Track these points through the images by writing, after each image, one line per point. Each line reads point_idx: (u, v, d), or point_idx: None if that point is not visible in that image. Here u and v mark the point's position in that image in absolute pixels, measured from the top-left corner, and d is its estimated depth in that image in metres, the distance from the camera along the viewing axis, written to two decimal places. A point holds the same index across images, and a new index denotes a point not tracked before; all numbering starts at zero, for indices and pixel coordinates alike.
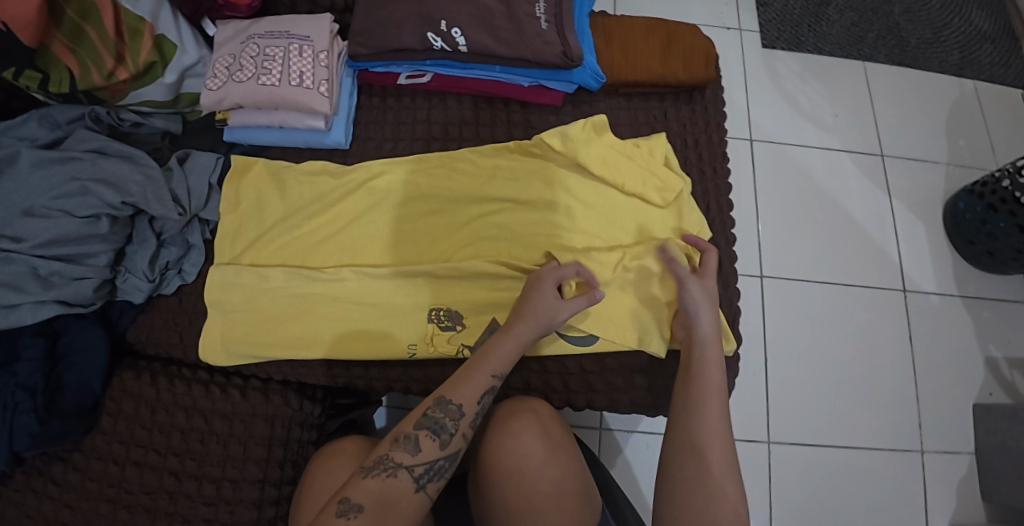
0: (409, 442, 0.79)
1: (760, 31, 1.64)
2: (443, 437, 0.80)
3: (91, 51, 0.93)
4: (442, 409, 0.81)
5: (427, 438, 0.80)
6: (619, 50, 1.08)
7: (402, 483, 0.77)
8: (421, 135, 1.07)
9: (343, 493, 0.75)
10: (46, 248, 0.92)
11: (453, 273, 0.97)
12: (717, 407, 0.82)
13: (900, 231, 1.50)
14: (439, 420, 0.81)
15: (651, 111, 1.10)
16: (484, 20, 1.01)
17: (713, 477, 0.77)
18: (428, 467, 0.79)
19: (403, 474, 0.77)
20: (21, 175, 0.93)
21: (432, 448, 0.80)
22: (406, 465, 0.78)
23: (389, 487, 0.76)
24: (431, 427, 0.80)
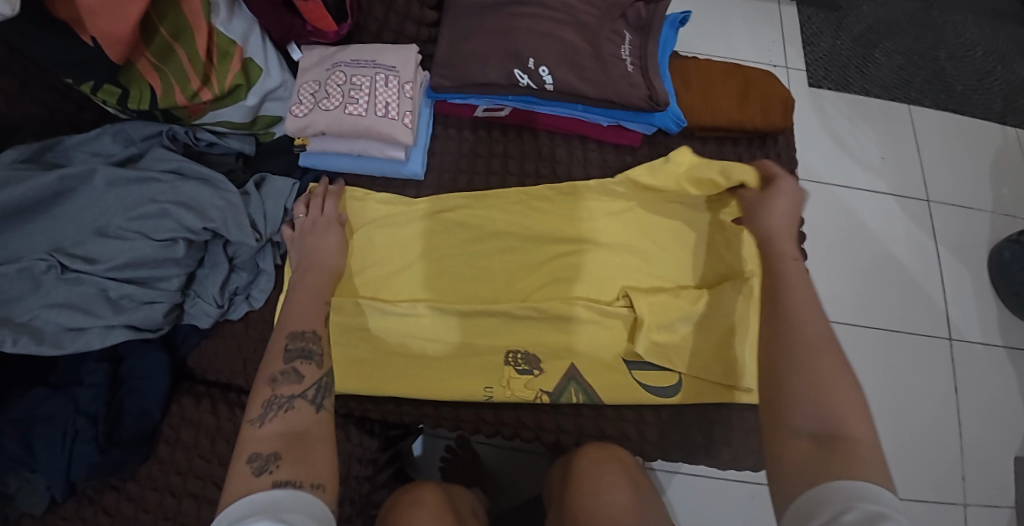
0: (290, 374, 0.75)
1: (807, 70, 1.66)
2: (316, 357, 0.78)
3: (178, 69, 0.90)
4: (298, 339, 0.79)
5: (303, 364, 0.77)
6: (699, 93, 1.07)
7: (304, 410, 0.74)
8: (497, 170, 1.05)
9: (249, 452, 0.68)
10: (119, 271, 0.89)
11: (531, 314, 0.95)
12: (810, 313, 0.75)
13: (944, 278, 1.50)
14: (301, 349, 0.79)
15: (725, 155, 1.08)
16: (570, 59, 1.01)
17: (820, 375, 0.70)
18: (318, 387, 0.76)
19: (300, 403, 0.74)
20: (95, 194, 0.90)
21: (313, 369, 0.77)
22: (298, 396, 0.75)
23: (294, 418, 0.72)
24: (300, 356, 0.78)
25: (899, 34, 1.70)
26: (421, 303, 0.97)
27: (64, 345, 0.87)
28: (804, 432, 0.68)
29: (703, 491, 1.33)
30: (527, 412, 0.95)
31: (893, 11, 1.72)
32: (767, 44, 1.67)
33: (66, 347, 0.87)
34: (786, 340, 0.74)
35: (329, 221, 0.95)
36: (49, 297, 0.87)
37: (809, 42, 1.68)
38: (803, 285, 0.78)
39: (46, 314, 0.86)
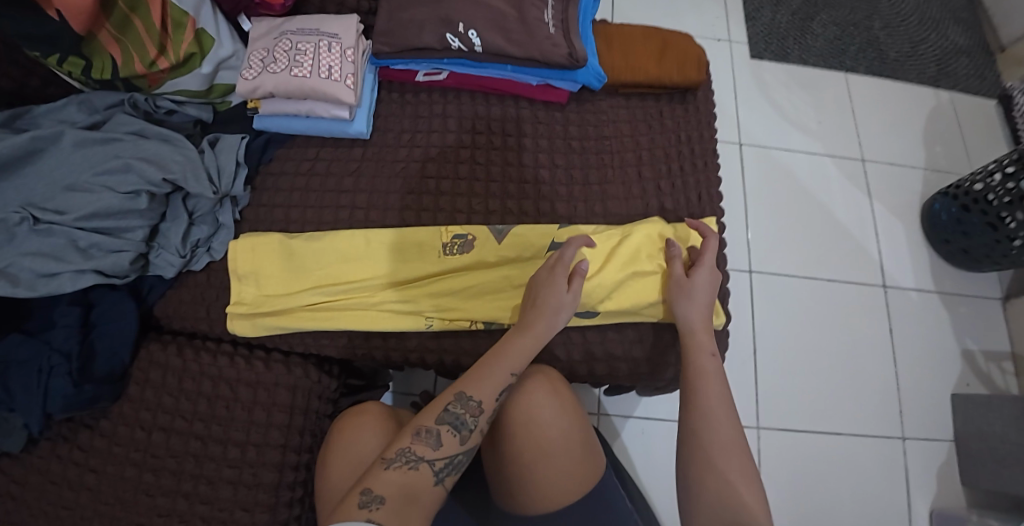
0: (430, 437, 0.85)
1: (748, 43, 1.73)
2: (464, 432, 0.86)
3: (136, 40, 1.01)
4: (463, 405, 0.87)
5: (449, 433, 0.85)
6: (620, 54, 1.16)
7: (422, 474, 0.82)
8: (436, 127, 1.13)
9: (365, 485, 0.79)
10: (86, 220, 0.98)
11: (462, 252, 1.05)
12: (724, 412, 0.89)
13: (880, 232, 1.59)
14: (460, 416, 0.87)
15: (647, 108, 1.16)
16: (498, 23, 1.10)
17: (727, 469, 0.84)
18: (449, 461, 0.84)
19: (425, 466, 0.83)
20: (64, 153, 0.99)
21: (453, 442, 0.85)
22: (427, 458, 0.83)
23: (412, 479, 0.81)
24: (452, 423, 0.86)
25: (835, 7, 1.78)
26: (365, 243, 1.05)
27: (37, 288, 0.96)
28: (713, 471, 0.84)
29: (653, 433, 1.41)
30: (466, 340, 1.04)
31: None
32: (709, 21, 1.75)
33: (40, 290, 0.96)
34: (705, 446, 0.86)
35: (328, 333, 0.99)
36: (23, 247, 0.96)
37: (749, 18, 1.76)
38: (719, 385, 0.91)
39: (20, 261, 0.95)
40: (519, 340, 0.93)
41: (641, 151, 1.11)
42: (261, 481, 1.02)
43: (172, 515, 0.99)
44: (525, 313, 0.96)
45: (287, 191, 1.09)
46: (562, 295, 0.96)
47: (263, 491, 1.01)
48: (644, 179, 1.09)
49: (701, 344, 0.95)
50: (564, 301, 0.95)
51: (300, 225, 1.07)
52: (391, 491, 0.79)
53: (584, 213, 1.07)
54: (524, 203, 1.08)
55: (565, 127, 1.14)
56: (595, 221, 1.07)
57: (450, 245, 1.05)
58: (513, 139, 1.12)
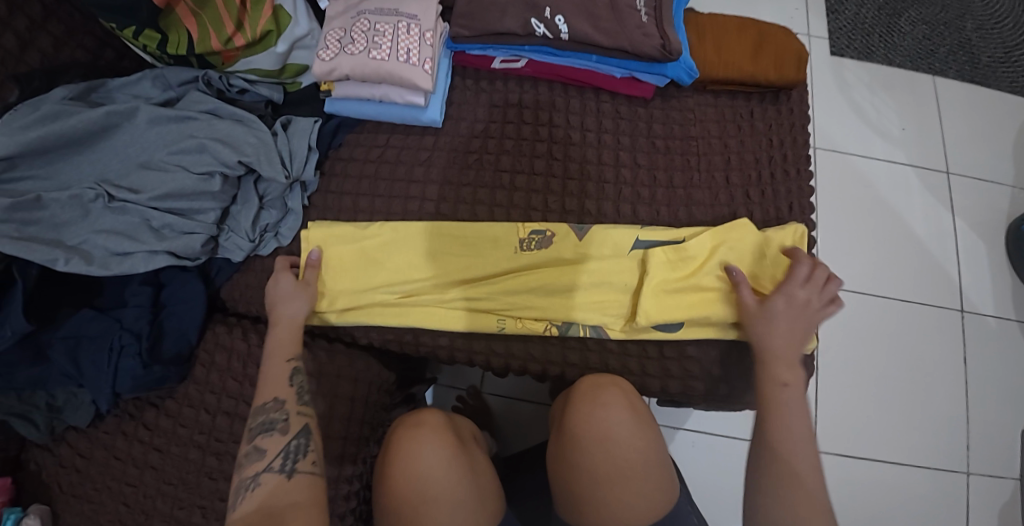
0: (252, 454, 0.88)
1: (830, 39, 1.65)
2: (278, 425, 0.90)
3: (213, 15, 0.99)
4: (263, 412, 0.91)
5: (264, 438, 0.89)
6: (712, 47, 1.09)
7: (271, 482, 0.85)
8: (512, 118, 1.09)
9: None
10: (160, 200, 0.96)
11: (536, 254, 1.01)
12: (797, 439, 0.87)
13: (960, 251, 1.51)
14: (269, 419, 0.91)
15: (736, 109, 1.10)
16: (586, 10, 1.04)
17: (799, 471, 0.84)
18: (284, 455, 0.88)
19: (267, 475, 0.86)
20: (139, 130, 0.97)
21: (275, 440, 0.89)
22: (263, 470, 0.86)
23: (263, 493, 0.84)
24: (263, 430, 0.90)
25: (926, 2, 1.67)
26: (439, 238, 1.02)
27: (110, 267, 0.94)
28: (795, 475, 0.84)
29: (704, 446, 1.37)
30: (535, 344, 1.01)
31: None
32: (789, 11, 1.67)
33: (113, 269, 0.94)
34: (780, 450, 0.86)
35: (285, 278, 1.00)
36: (97, 224, 0.95)
37: (832, 10, 1.67)
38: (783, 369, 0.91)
39: (94, 238, 0.94)
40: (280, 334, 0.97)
41: (728, 156, 1.06)
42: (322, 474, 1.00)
43: None
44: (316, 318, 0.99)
45: (356, 179, 1.06)
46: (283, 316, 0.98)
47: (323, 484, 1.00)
48: (731, 186, 1.04)
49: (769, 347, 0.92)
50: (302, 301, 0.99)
51: (369, 215, 1.04)
52: (249, 511, 0.83)
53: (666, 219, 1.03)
54: (602, 204, 1.03)
55: (648, 124, 1.08)
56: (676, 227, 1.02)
57: (527, 241, 1.01)
58: (592, 135, 1.07)
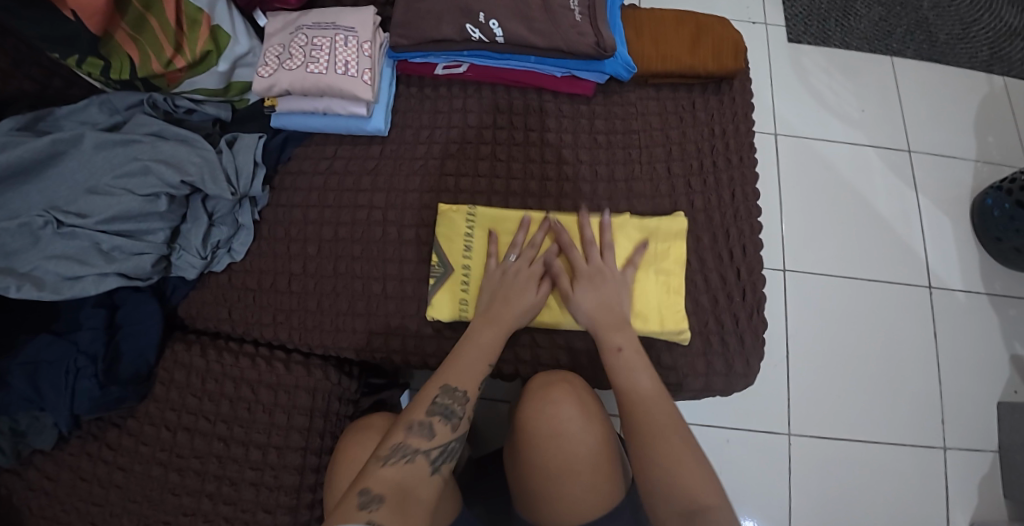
0: (422, 428, 0.84)
1: (786, 26, 1.65)
2: (453, 421, 0.86)
3: (152, 39, 0.98)
4: (449, 396, 0.87)
5: (439, 423, 0.85)
6: (650, 42, 1.10)
7: (418, 467, 0.81)
8: (457, 123, 1.10)
9: (362, 487, 0.77)
10: (108, 223, 0.97)
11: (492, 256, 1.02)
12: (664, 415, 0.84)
13: (926, 227, 1.51)
14: (448, 406, 0.86)
15: (679, 100, 1.11)
16: (520, 12, 1.05)
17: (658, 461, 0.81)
18: (442, 449, 0.84)
19: (420, 457, 0.82)
20: (85, 156, 0.97)
21: (445, 431, 0.85)
22: (422, 450, 0.83)
23: (404, 474, 0.80)
24: (442, 412, 0.86)
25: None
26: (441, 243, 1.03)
27: (63, 292, 0.96)
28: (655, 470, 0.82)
29: None
30: None
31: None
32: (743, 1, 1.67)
33: (65, 293, 0.96)
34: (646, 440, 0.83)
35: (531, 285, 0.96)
36: (47, 250, 0.95)
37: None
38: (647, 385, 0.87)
39: (45, 264, 0.95)
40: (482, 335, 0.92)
41: (670, 147, 1.07)
42: (282, 484, 1.02)
43: (197, 514, 1.00)
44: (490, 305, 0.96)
45: (305, 192, 1.08)
46: (530, 293, 0.96)
47: (284, 493, 1.01)
48: (672, 175, 1.05)
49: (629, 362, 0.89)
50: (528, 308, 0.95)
51: (318, 225, 1.06)
52: (388, 481, 0.79)
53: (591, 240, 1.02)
54: (546, 202, 1.04)
55: (591, 121, 1.10)
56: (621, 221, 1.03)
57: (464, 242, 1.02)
58: (535, 134, 1.09)
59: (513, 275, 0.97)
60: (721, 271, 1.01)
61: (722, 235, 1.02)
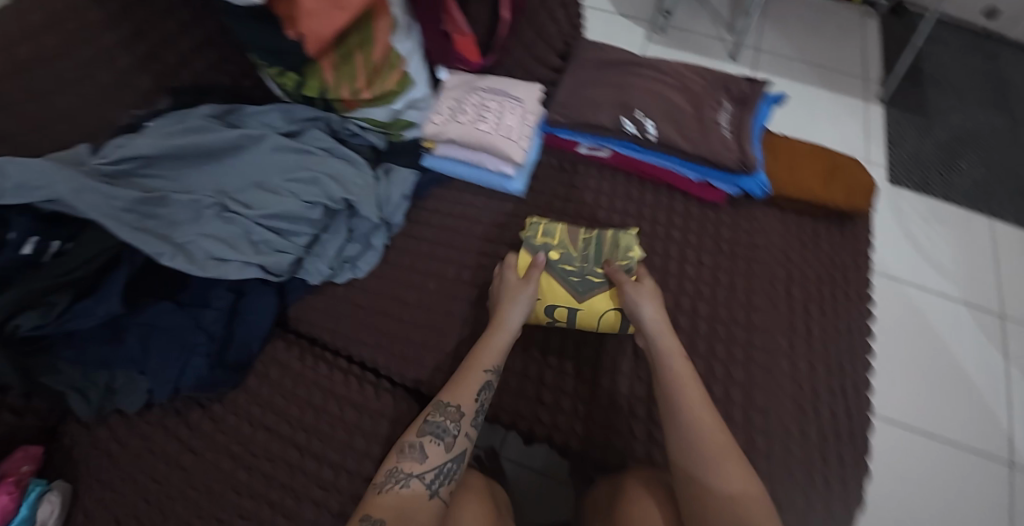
0: (416, 450, 0.88)
1: (887, 168, 1.80)
2: (447, 439, 0.90)
3: (350, 71, 1.08)
4: (442, 413, 0.91)
5: (432, 445, 0.89)
6: (785, 166, 1.17)
7: (416, 491, 0.85)
8: (588, 200, 1.15)
9: (365, 511, 0.82)
10: (268, 219, 1.03)
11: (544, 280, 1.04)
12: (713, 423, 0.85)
13: (1019, 402, 1.45)
14: (441, 424, 0.91)
15: (803, 226, 1.15)
16: (674, 117, 1.13)
17: (724, 475, 0.80)
18: (438, 472, 0.87)
19: (415, 482, 0.86)
20: (262, 154, 1.05)
21: (439, 453, 0.89)
22: (415, 473, 0.86)
23: (404, 496, 0.84)
24: (433, 433, 0.90)
25: (981, 150, 1.84)
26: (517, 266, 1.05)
27: (207, 269, 0.98)
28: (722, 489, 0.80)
29: None
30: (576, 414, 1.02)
31: (976, 127, 1.89)
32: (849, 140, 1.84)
33: (209, 271, 0.98)
34: (696, 439, 0.84)
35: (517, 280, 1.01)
36: (204, 228, 0.99)
37: (892, 144, 1.85)
38: (693, 388, 0.88)
39: (200, 241, 0.98)
40: (484, 355, 0.96)
41: (790, 270, 1.09)
42: (344, 512, 0.98)
43: (252, 519, 0.98)
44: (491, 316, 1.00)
45: (437, 229, 1.14)
46: (512, 279, 1.01)
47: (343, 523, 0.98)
48: (793, 298, 1.07)
49: (671, 349, 0.93)
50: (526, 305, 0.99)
51: (441, 264, 1.11)
52: (391, 504, 0.83)
53: (704, 352, 1.01)
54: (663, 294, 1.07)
55: (716, 228, 1.13)
56: (738, 333, 1.03)
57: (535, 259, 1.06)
58: (660, 228, 1.12)
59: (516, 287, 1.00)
60: (833, 406, 0.99)
61: (836, 367, 1.02)
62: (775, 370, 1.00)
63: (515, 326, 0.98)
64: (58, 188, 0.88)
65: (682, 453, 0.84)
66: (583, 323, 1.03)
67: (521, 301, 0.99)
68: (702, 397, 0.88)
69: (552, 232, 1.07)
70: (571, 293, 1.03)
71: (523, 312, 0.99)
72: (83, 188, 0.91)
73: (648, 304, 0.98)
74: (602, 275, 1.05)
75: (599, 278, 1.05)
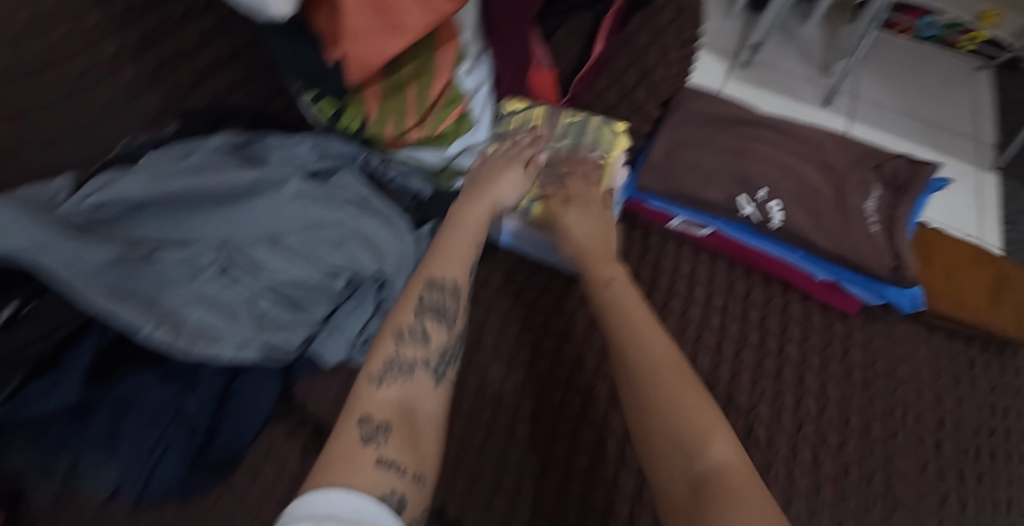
0: (416, 332, 0.67)
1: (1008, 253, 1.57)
2: (449, 317, 0.70)
3: (399, 105, 0.86)
4: (436, 287, 0.69)
5: (432, 324, 0.68)
6: (942, 275, 0.93)
7: (421, 380, 0.65)
8: (681, 291, 0.90)
9: (363, 411, 0.60)
10: (278, 287, 0.81)
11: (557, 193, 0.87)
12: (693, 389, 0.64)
13: None
14: (439, 301, 0.69)
15: (955, 354, 0.91)
16: (805, 203, 0.89)
17: (719, 466, 0.57)
18: (442, 353, 0.68)
19: (421, 372, 0.65)
20: (280, 201, 0.83)
21: (441, 333, 0.68)
22: (422, 361, 0.66)
23: (407, 391, 0.63)
24: (434, 309, 0.69)
25: None
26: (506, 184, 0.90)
27: (194, 347, 0.74)
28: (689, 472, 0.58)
29: None
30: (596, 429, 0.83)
31: None
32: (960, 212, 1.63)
33: (197, 349, 0.74)
34: (656, 378, 0.64)
35: (516, 170, 0.80)
36: (201, 291, 0.77)
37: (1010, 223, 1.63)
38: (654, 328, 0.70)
39: (193, 307, 0.76)
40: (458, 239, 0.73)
41: (941, 416, 0.86)
42: None
43: None
44: (472, 189, 0.79)
45: (486, 309, 0.91)
46: (506, 195, 0.79)
47: None
48: (941, 458, 0.83)
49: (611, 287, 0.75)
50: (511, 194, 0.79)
51: (490, 357, 0.87)
52: (393, 409, 0.61)
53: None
54: (775, 435, 0.81)
55: (846, 347, 0.89)
56: (873, 505, 0.79)
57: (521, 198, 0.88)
58: (774, 339, 0.88)
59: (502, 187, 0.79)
60: None
61: None
62: None
63: (504, 202, 0.78)
64: (13, 240, 0.68)
65: (647, 429, 0.62)
66: None
67: (517, 177, 0.80)
68: (659, 335, 0.69)
69: (533, 110, 0.91)
70: None
71: (513, 198, 0.79)
72: (52, 242, 0.70)
73: (573, 215, 0.82)
74: (581, 156, 0.89)
75: (575, 158, 0.88)
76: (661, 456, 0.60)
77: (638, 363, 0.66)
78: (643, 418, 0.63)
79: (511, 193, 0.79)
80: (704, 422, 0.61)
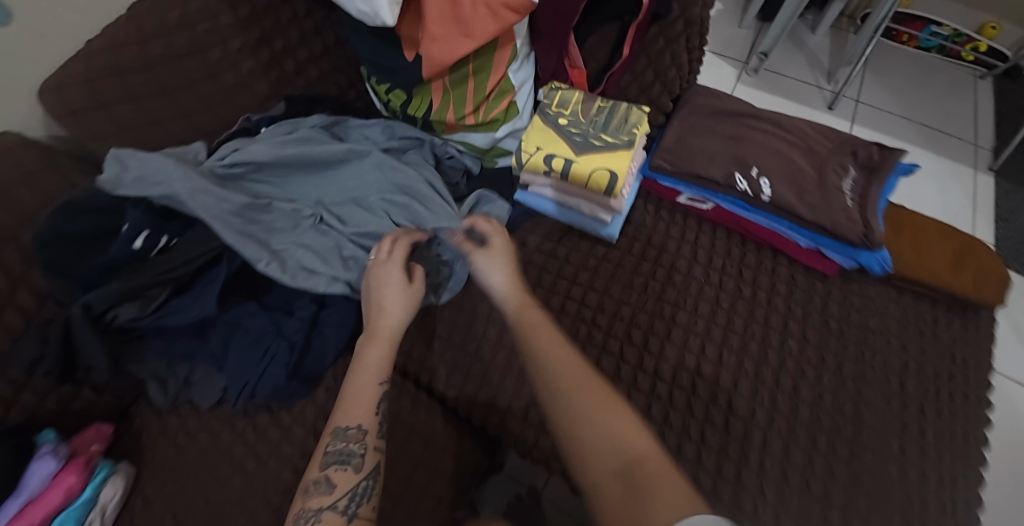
0: (322, 484, 0.80)
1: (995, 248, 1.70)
2: (354, 461, 0.82)
3: (460, 95, 1.06)
4: (343, 437, 0.83)
5: (339, 470, 0.81)
6: (909, 248, 1.08)
7: (329, 520, 0.77)
8: (685, 254, 1.10)
9: None
10: (361, 237, 1.00)
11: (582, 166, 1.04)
12: (619, 419, 0.76)
13: None
14: (344, 448, 0.83)
15: (921, 313, 1.05)
16: (792, 180, 1.07)
17: (629, 463, 0.72)
18: (353, 493, 0.80)
19: (329, 515, 0.78)
20: (362, 171, 1.04)
21: (348, 475, 0.81)
22: (331, 505, 0.79)
23: None
24: (340, 458, 0.82)
25: None
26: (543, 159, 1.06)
27: (298, 280, 0.96)
28: (610, 469, 0.72)
29: None
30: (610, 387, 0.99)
31: None
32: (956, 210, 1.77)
33: (299, 282, 0.95)
34: (571, 421, 0.78)
35: (393, 274, 0.92)
36: (301, 238, 0.99)
37: (1003, 221, 1.76)
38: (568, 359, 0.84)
39: (295, 249, 0.97)
40: (374, 351, 0.88)
41: (909, 363, 1.01)
42: None
43: None
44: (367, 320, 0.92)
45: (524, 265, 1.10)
46: (392, 273, 0.92)
47: None
48: (906, 394, 0.98)
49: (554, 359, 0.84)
50: (398, 289, 0.92)
51: None
52: None
53: (803, 443, 0.94)
54: (761, 368, 0.99)
55: (824, 302, 1.06)
56: (844, 427, 0.95)
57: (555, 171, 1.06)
58: (762, 294, 1.06)
59: (390, 278, 0.92)
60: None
61: (948, 479, 0.94)
62: (881, 474, 0.93)
63: (394, 327, 0.90)
64: (176, 186, 0.91)
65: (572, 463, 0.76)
66: (575, 175, 1.04)
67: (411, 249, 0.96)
68: (598, 403, 0.78)
69: (567, 103, 1.09)
70: (570, 147, 1.06)
71: (400, 320, 0.91)
72: (200, 189, 0.92)
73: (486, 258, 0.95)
74: (608, 140, 1.06)
75: (603, 142, 1.06)
76: (596, 474, 0.73)
77: (560, 416, 0.79)
78: (574, 448, 0.76)
79: (397, 310, 0.91)
80: (617, 450, 0.74)
